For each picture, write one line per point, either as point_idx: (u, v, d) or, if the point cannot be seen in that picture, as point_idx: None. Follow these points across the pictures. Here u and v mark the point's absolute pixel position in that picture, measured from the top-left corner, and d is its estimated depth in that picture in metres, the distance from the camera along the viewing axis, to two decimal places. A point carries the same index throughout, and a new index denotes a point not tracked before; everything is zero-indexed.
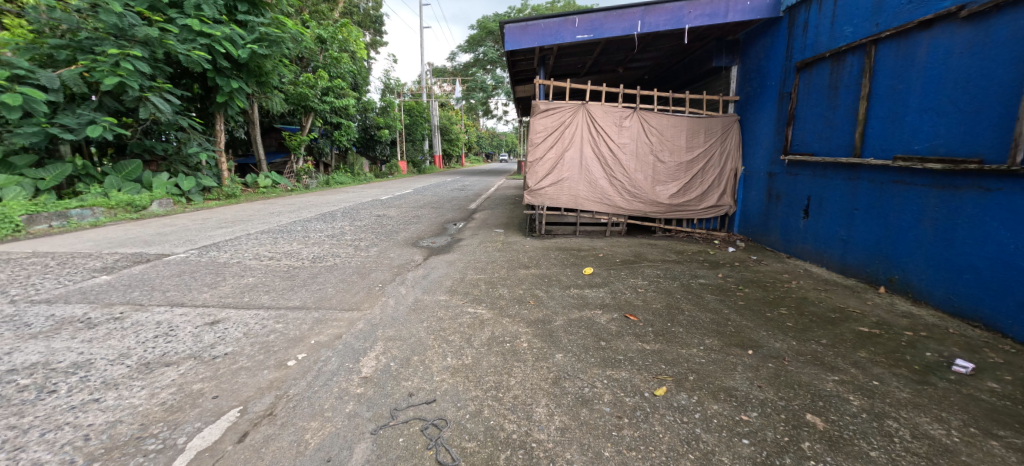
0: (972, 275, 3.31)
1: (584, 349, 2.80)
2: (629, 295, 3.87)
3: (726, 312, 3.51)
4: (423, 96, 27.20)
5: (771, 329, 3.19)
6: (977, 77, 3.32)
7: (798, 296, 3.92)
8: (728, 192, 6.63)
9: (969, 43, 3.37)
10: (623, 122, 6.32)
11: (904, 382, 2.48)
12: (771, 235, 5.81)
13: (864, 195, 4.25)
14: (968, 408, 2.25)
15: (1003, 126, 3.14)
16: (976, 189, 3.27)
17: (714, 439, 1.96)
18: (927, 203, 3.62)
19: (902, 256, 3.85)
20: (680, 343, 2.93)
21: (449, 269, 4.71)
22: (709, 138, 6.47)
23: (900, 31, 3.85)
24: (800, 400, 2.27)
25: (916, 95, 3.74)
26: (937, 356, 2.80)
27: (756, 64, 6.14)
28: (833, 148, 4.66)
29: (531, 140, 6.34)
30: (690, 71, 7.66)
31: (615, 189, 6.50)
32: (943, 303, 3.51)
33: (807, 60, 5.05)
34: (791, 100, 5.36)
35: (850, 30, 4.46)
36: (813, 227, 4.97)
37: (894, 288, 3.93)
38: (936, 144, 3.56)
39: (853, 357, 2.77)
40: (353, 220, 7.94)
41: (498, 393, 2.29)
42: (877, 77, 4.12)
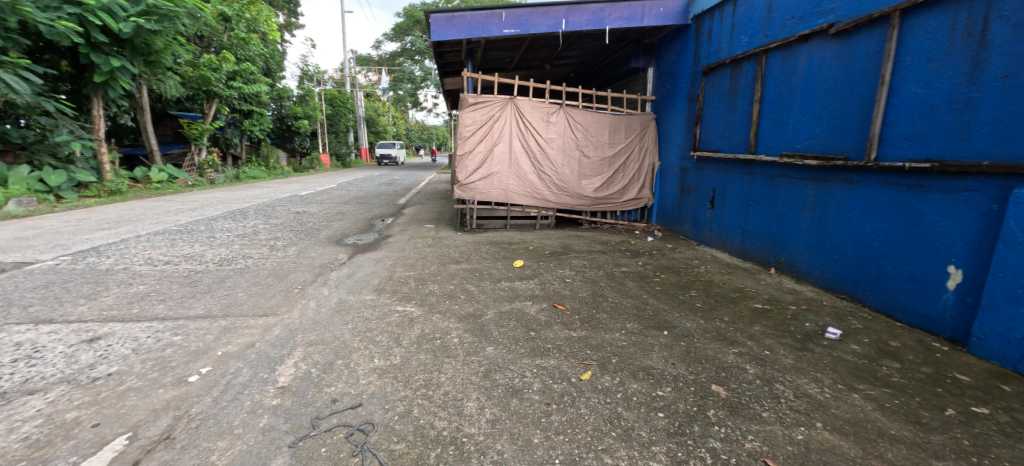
0: (839, 255, 3.85)
1: (514, 341, 2.85)
2: (557, 286, 3.99)
3: (646, 297, 3.75)
4: (346, 86, 25.80)
5: (683, 310, 3.49)
6: (841, 86, 3.84)
7: (705, 279, 4.32)
8: (646, 186, 7.10)
9: (835, 56, 3.89)
10: (550, 117, 6.48)
11: (789, 350, 2.84)
12: (684, 225, 6.32)
13: (758, 188, 4.78)
14: (837, 367, 2.64)
15: (860, 127, 3.65)
16: (842, 182, 3.80)
17: (633, 416, 2.10)
18: (807, 194, 4.16)
19: (789, 241, 4.39)
20: (605, 328, 3.09)
21: (376, 266, 4.53)
22: (629, 135, 6.86)
23: (786, 42, 4.35)
24: (707, 373, 2.50)
25: (798, 100, 4.27)
26: (814, 326, 3.24)
27: (669, 66, 6.61)
28: (733, 145, 5.18)
29: (461, 134, 6.25)
30: (611, 71, 8.05)
31: (543, 182, 6.67)
32: (819, 280, 4.06)
33: (711, 65, 5.53)
34: (699, 101, 5.85)
35: (746, 40, 4.96)
36: (718, 216, 5.49)
37: (782, 269, 4.48)
38: (813, 143, 4.09)
39: (750, 331, 3.11)
40: (268, 217, 7.33)
41: (429, 392, 2.25)
42: (768, 83, 4.63)
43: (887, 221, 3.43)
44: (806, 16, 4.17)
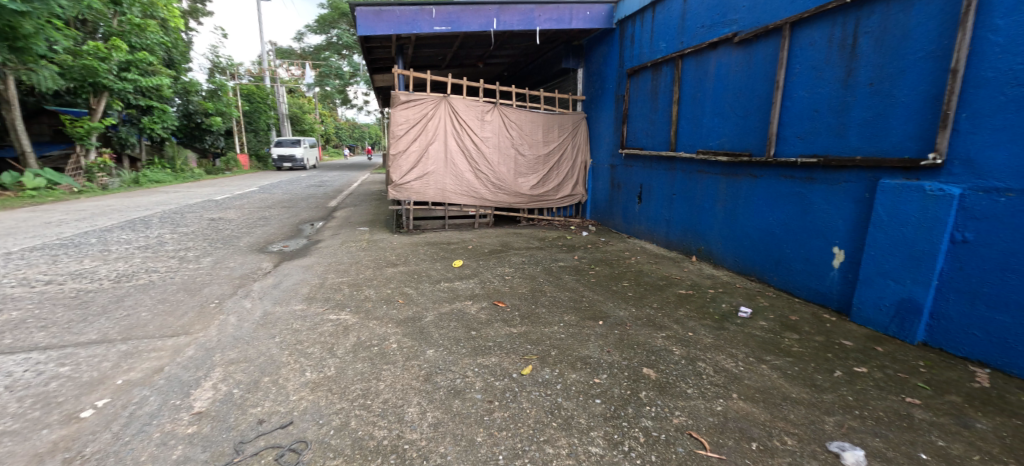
0: (748, 242, 4.26)
1: (455, 342, 2.83)
2: (497, 284, 4.02)
3: (582, 290, 3.89)
4: (265, 81, 23.97)
5: (616, 299, 3.67)
6: (745, 89, 4.23)
7: (635, 269, 4.58)
8: (580, 183, 7.37)
9: (739, 62, 4.28)
10: (484, 116, 6.49)
11: (709, 329, 3.11)
12: (615, 219, 6.65)
13: (679, 183, 5.15)
14: (749, 342, 2.93)
15: (762, 127, 4.06)
16: (749, 176, 4.20)
17: (572, 405, 2.18)
18: (720, 188, 4.55)
19: (706, 231, 4.78)
20: (544, 322, 3.17)
21: (305, 274, 4.27)
22: (562, 134, 7.07)
23: (698, 49, 4.72)
24: (638, 358, 2.66)
25: (710, 102, 4.64)
26: (729, 306, 3.57)
27: (596, 68, 6.89)
28: (656, 143, 5.53)
29: (393, 132, 6.06)
30: (543, 71, 8.23)
31: (480, 181, 6.66)
32: (732, 266, 4.47)
33: (634, 67, 5.85)
34: (624, 101, 6.16)
35: (664, 45, 5.30)
36: (645, 210, 5.84)
37: (702, 256, 4.86)
38: (723, 141, 4.48)
39: (675, 315, 3.35)
40: (176, 226, 6.62)
41: (367, 401, 2.18)
42: (684, 85, 4.99)
43: (786, 210, 3.84)
44: (714, 26, 4.55)
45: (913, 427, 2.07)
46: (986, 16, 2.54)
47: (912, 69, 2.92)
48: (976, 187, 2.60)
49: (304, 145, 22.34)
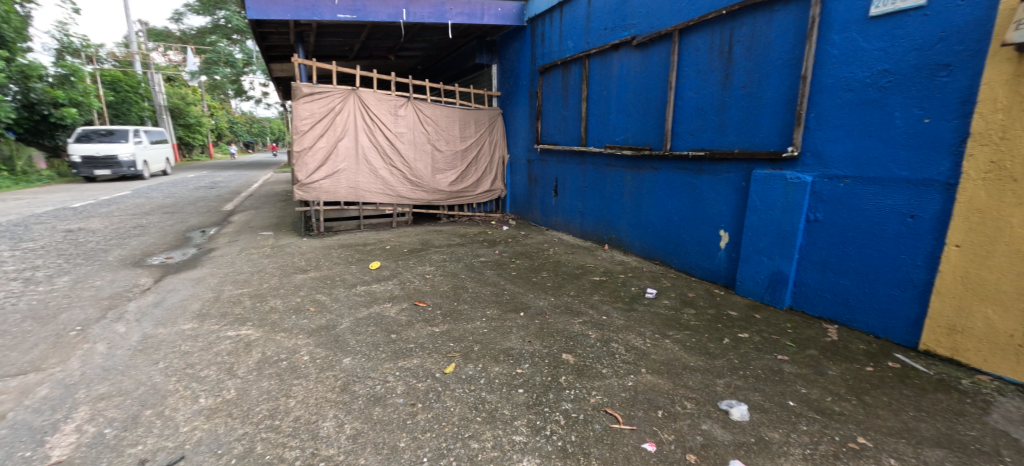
0: (652, 229, 4.64)
1: (374, 347, 2.72)
2: (417, 283, 3.92)
3: (504, 284, 3.95)
4: (134, 67, 20.74)
5: (536, 290, 3.79)
6: (644, 89, 4.57)
7: (554, 260, 4.76)
8: (498, 178, 7.46)
9: (638, 63, 4.60)
10: (398, 111, 6.25)
11: (621, 311, 3.34)
12: (534, 213, 6.85)
13: (591, 176, 5.45)
14: (655, 320, 3.20)
15: (659, 123, 4.42)
16: (650, 169, 4.57)
17: (495, 397, 2.21)
18: (626, 180, 4.89)
19: (616, 220, 5.12)
20: (466, 318, 3.17)
21: (195, 288, 3.80)
22: (479, 129, 7.07)
23: (602, 49, 5.00)
24: (558, 344, 2.77)
25: (614, 99, 4.95)
26: (638, 289, 3.86)
27: (510, 64, 6.99)
28: (569, 139, 5.78)
29: (297, 127, 5.60)
30: (457, 66, 8.15)
31: (397, 178, 6.43)
32: (639, 252, 4.83)
33: (546, 65, 6.03)
34: (538, 97, 6.34)
35: (572, 44, 5.52)
36: (561, 203, 6.10)
37: (613, 244, 5.20)
38: (628, 136, 4.81)
39: (591, 301, 3.55)
40: (19, 241, 5.50)
41: (275, 422, 2.01)
42: (591, 83, 5.26)
43: (681, 199, 4.24)
44: (615, 28, 4.84)
45: (784, 380, 2.42)
46: (826, 32, 3.01)
47: (774, 74, 3.36)
48: (823, 175, 3.09)
49: (134, 140, 14.10)
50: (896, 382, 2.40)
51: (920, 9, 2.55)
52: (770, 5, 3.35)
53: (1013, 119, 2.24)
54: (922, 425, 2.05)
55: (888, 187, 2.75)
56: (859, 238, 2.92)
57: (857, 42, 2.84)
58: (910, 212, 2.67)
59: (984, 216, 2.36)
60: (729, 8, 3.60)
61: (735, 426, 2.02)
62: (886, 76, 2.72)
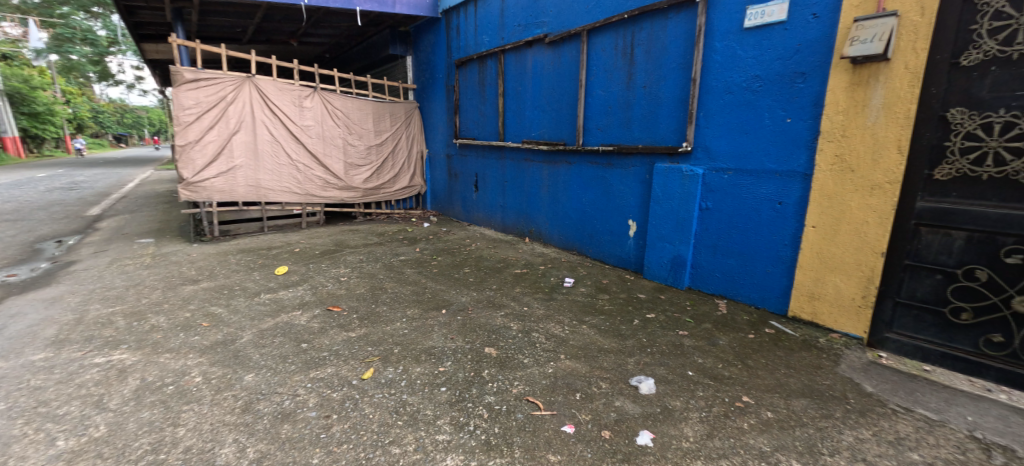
0: (568, 221, 4.84)
1: (282, 359, 2.51)
2: (330, 287, 3.69)
3: (425, 282, 3.87)
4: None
5: (458, 287, 3.77)
6: (556, 86, 4.73)
7: (476, 255, 4.76)
8: (417, 173, 7.27)
9: (551, 61, 4.74)
10: (303, 102, 5.79)
11: (541, 301, 3.46)
12: (455, 209, 6.79)
13: (510, 171, 5.55)
14: (572, 307, 3.36)
15: (571, 119, 4.61)
16: (565, 163, 4.76)
17: (417, 398, 2.16)
18: (543, 174, 5.05)
19: (535, 213, 5.26)
20: (385, 320, 3.05)
21: (50, 310, 3.20)
22: (394, 123, 6.81)
23: (516, 46, 5.07)
24: (481, 339, 2.79)
25: (529, 95, 5.06)
26: (556, 279, 4.02)
27: (425, 57, 6.82)
28: (487, 134, 5.81)
29: (179, 119, 4.94)
30: (368, 56, 7.74)
31: (304, 175, 5.96)
32: (558, 243, 5.02)
33: (461, 59, 5.97)
34: (455, 91, 6.27)
35: (487, 39, 5.53)
36: (482, 198, 6.13)
37: (533, 237, 5.34)
38: (543, 132, 4.95)
39: (512, 293, 3.63)
40: None
41: (160, 455, 1.77)
42: (507, 79, 5.33)
43: (594, 192, 4.48)
44: (527, 26, 4.93)
45: (684, 353, 2.68)
46: (710, 39, 3.35)
47: (670, 76, 3.67)
48: (711, 168, 3.44)
49: None
50: (771, 345, 2.78)
51: (782, 24, 2.94)
52: (665, 12, 3.64)
53: (850, 120, 2.69)
54: (791, 379, 2.41)
55: (762, 178, 3.15)
56: (741, 223, 3.31)
57: (735, 50, 3.20)
58: (779, 199, 3.09)
59: (833, 201, 2.81)
60: (630, 12, 3.84)
61: (644, 399, 2.20)
62: (758, 81, 3.10)
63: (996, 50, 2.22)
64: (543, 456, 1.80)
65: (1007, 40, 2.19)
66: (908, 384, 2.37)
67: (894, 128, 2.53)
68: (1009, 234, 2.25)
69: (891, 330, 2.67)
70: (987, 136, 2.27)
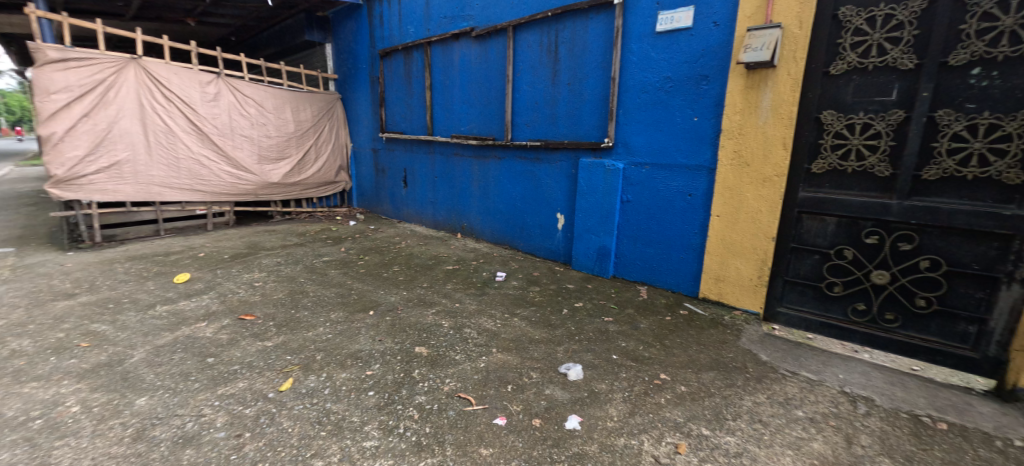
0: (500, 216, 4.87)
1: (184, 377, 2.26)
2: (242, 294, 3.38)
3: (350, 283, 3.69)
4: None
5: (387, 286, 3.64)
6: (484, 80, 4.71)
7: (406, 253, 4.63)
8: (342, 168, 6.89)
9: (478, 55, 4.71)
10: (204, 88, 5.20)
11: (473, 297, 3.45)
12: (383, 205, 6.55)
13: (440, 166, 5.45)
14: (504, 301, 3.40)
15: (500, 114, 4.63)
16: (495, 158, 4.78)
17: (342, 406, 2.07)
18: (474, 169, 5.03)
19: (466, 209, 5.23)
20: (306, 326, 2.87)
21: None
22: (315, 114, 6.36)
23: (443, 38, 4.97)
24: (411, 339, 2.72)
25: (457, 89, 5.00)
26: (488, 273, 4.03)
27: (346, 45, 6.45)
28: (415, 128, 5.65)
29: (44, 105, 4.22)
30: (281, 41, 7.14)
31: (209, 170, 5.37)
32: (490, 238, 5.04)
33: (385, 49, 5.74)
34: (379, 83, 6.02)
35: (412, 30, 5.36)
36: (412, 194, 5.97)
37: (465, 233, 5.31)
38: (472, 126, 4.92)
39: (444, 290, 3.58)
40: None
41: None
42: (434, 72, 5.21)
43: (524, 186, 4.55)
44: (453, 18, 4.85)
45: (609, 338, 2.83)
46: (627, 41, 3.53)
47: (592, 74, 3.82)
48: (631, 162, 3.65)
49: None
50: (685, 325, 3.03)
51: (689, 29, 3.18)
52: (585, 12, 3.76)
53: (746, 119, 2.99)
54: (701, 355, 2.64)
55: (675, 172, 3.40)
56: (658, 214, 3.55)
57: (649, 52, 3.41)
58: (690, 191, 3.35)
59: (734, 193, 3.11)
60: (553, 10, 3.93)
61: (572, 385, 2.29)
62: (669, 82, 3.33)
63: (856, 61, 2.59)
64: (475, 450, 1.81)
65: (863, 54, 2.57)
66: (795, 351, 2.71)
67: (781, 128, 2.86)
68: (868, 218, 2.65)
69: (782, 305, 3.04)
70: (851, 136, 2.65)
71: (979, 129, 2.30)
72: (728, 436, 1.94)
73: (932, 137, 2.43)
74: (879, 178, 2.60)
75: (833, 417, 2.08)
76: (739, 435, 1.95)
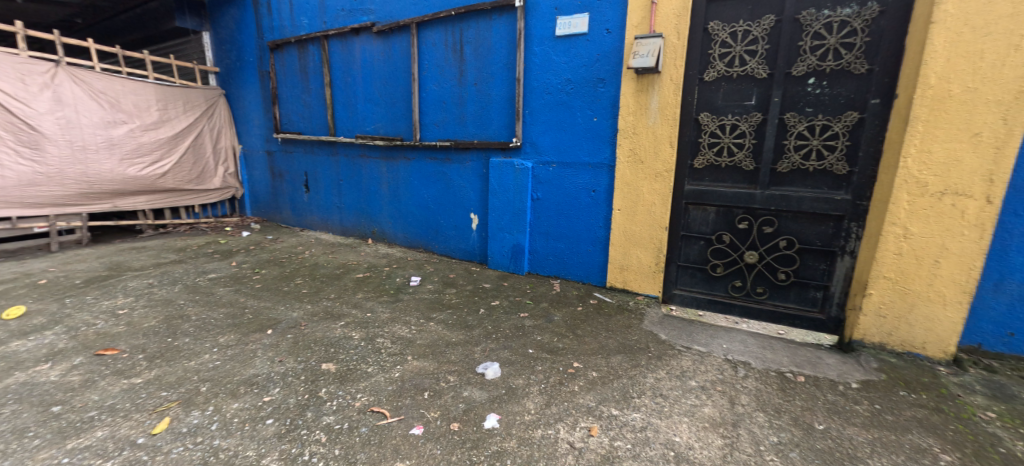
0: (412, 219, 4.73)
1: (19, 434, 1.86)
2: (101, 325, 2.87)
3: (243, 301, 3.32)
4: None
5: (287, 301, 3.34)
6: (388, 78, 4.53)
7: (310, 263, 4.29)
8: (230, 173, 6.18)
9: (380, 52, 4.51)
10: (35, 80, 4.32)
11: (386, 305, 3.31)
12: (282, 213, 6.01)
13: (344, 168, 5.14)
14: (419, 306, 3.31)
15: (407, 114, 4.49)
16: (404, 159, 4.62)
17: (235, 440, 1.86)
18: (382, 171, 4.82)
19: (377, 213, 5.00)
20: (188, 355, 2.52)
21: None
22: (190, 112, 5.62)
23: (341, 32, 4.68)
24: (317, 356, 2.53)
25: (360, 87, 4.75)
26: (402, 279, 3.90)
27: (228, 35, 5.79)
28: (314, 127, 5.26)
29: None
30: (144, 27, 6.15)
31: (48, 178, 4.48)
32: (403, 242, 4.87)
33: (275, 41, 5.25)
34: (270, 78, 5.50)
35: (305, 22, 4.97)
36: (315, 199, 5.55)
37: (376, 238, 5.08)
38: (378, 126, 4.71)
39: (354, 300, 3.39)
40: None
41: None
42: (333, 68, 4.90)
43: (436, 188, 4.46)
44: (352, 11, 4.59)
45: (525, 334, 2.90)
46: (529, 43, 3.63)
47: (497, 75, 3.86)
48: (538, 161, 3.77)
49: None
50: (595, 314, 3.21)
51: (585, 35, 3.37)
52: (488, 13, 3.79)
53: (638, 120, 3.24)
54: (610, 340, 2.82)
55: (579, 170, 3.58)
56: (566, 210, 3.72)
57: (550, 55, 3.54)
58: (593, 188, 3.55)
59: (631, 188, 3.36)
60: (456, 10, 3.90)
61: (490, 384, 2.31)
62: (570, 84, 3.49)
63: (724, 70, 2.95)
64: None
65: (729, 63, 2.93)
66: (689, 328, 3.02)
67: (667, 127, 3.15)
68: (739, 207, 3.04)
69: (677, 287, 3.37)
70: (723, 135, 3.01)
71: (816, 129, 2.75)
72: (634, 413, 2.10)
73: (783, 136, 2.85)
74: (746, 171, 2.99)
75: (719, 383, 2.36)
76: (643, 410, 2.12)
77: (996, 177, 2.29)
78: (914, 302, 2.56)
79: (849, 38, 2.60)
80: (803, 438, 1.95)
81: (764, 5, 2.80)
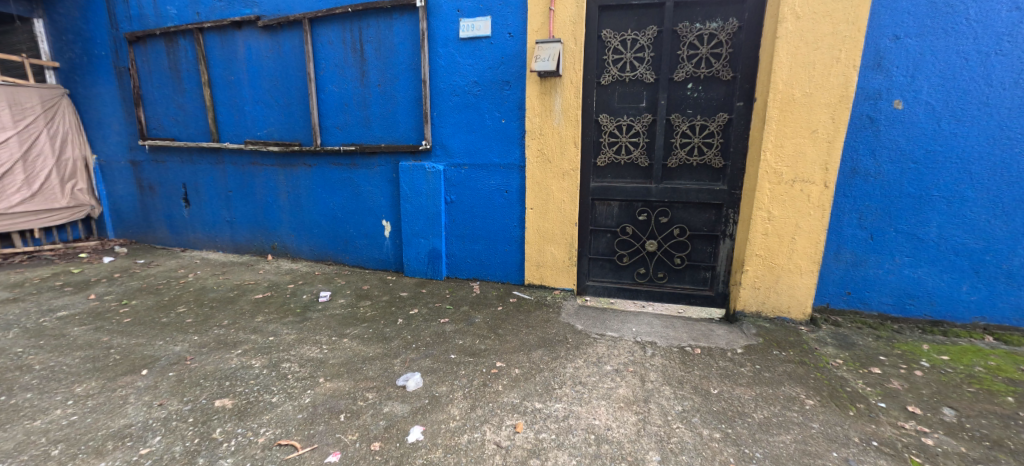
0: (318, 229, 4.40)
1: None
2: None
3: (108, 339, 2.82)
4: None
5: (168, 334, 2.91)
6: (279, 78, 4.16)
7: (195, 287, 3.79)
8: (83, 188, 5.21)
9: (268, 49, 4.13)
10: None
11: (291, 326, 3.03)
12: (157, 232, 5.22)
13: (233, 178, 4.61)
14: (331, 323, 3.08)
15: (303, 117, 4.16)
16: (304, 166, 4.28)
17: None
18: (279, 179, 4.41)
19: (276, 226, 4.57)
20: (32, 414, 2.07)
21: None
22: (19, 116, 4.63)
23: (219, 25, 4.19)
24: (209, 392, 2.24)
25: (246, 87, 4.30)
26: (309, 295, 3.61)
27: (71, 24, 4.88)
28: (192, 133, 4.65)
29: None
30: None
31: None
32: (309, 255, 4.51)
33: (135, 34, 4.54)
34: (131, 76, 4.74)
35: (174, 12, 4.37)
36: (198, 214, 4.91)
37: (277, 253, 4.64)
38: (271, 130, 4.31)
39: (252, 324, 3.05)
40: None
41: None
42: (211, 65, 4.36)
43: (342, 195, 4.20)
44: (232, 3, 4.13)
45: (446, 339, 2.85)
46: (433, 45, 3.57)
47: (401, 77, 3.75)
48: (450, 164, 3.73)
49: None
50: (514, 312, 3.27)
51: (488, 38, 3.41)
52: (388, 12, 3.66)
53: (544, 121, 3.36)
54: (530, 336, 2.89)
55: (491, 171, 3.62)
56: (481, 212, 3.73)
57: (455, 56, 3.52)
58: (505, 188, 3.61)
59: (542, 187, 3.47)
60: (353, 7, 3.71)
61: (412, 396, 2.23)
62: (477, 86, 3.51)
63: (618, 74, 3.18)
64: None
65: (622, 69, 3.17)
66: (602, 316, 3.20)
67: (571, 128, 3.30)
68: (639, 200, 3.30)
69: (590, 278, 3.57)
70: (621, 134, 3.25)
71: (697, 128, 3.07)
72: (556, 404, 2.17)
73: (670, 135, 3.15)
74: (642, 168, 3.26)
75: (631, 364, 2.53)
76: (565, 399, 2.21)
77: (830, 166, 2.76)
78: (779, 274, 2.99)
79: (717, 49, 2.95)
80: (702, 404, 2.18)
81: (647, 16, 3.06)
